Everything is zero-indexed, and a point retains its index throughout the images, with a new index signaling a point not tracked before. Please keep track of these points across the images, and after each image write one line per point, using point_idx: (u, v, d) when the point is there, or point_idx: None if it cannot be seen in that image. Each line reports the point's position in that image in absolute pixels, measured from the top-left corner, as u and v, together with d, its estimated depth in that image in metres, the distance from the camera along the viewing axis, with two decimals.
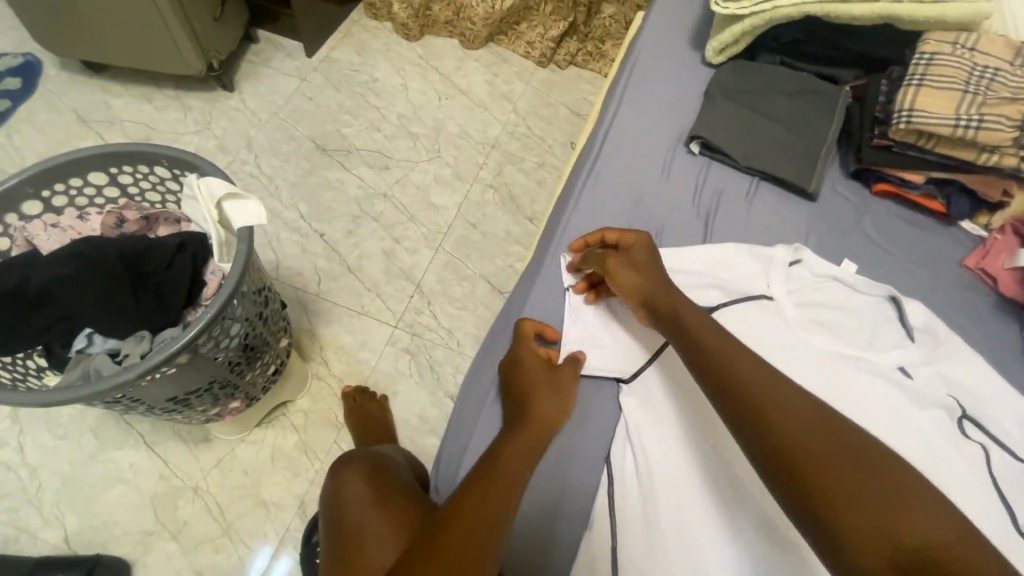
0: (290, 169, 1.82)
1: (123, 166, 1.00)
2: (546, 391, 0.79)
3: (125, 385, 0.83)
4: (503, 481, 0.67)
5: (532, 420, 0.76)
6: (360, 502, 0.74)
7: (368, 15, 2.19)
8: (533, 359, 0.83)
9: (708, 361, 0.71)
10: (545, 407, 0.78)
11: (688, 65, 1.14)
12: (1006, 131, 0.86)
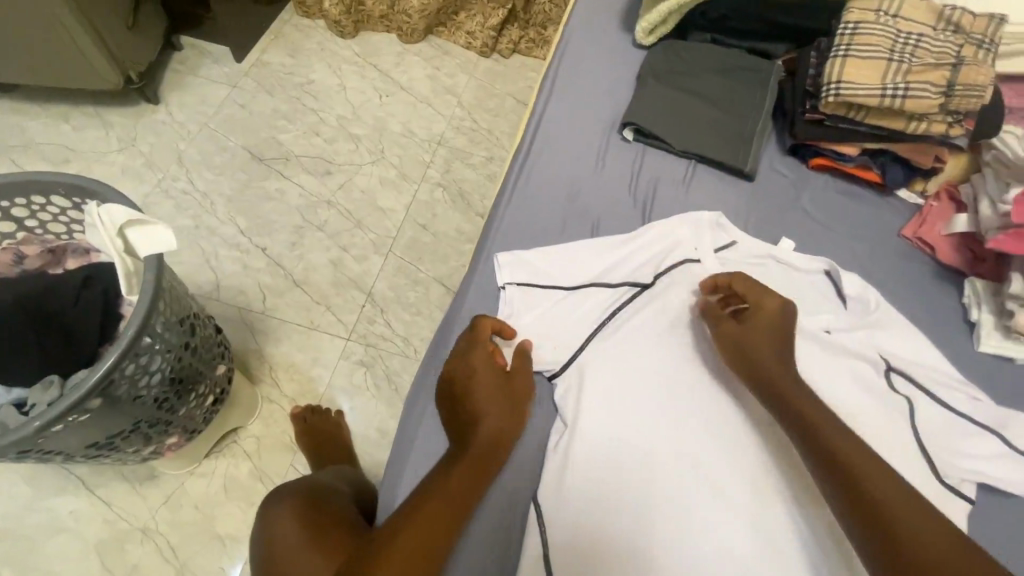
0: (225, 182, 1.73)
1: (16, 199, 0.91)
2: (497, 402, 0.72)
3: (30, 439, 0.76)
4: (446, 518, 0.63)
5: (480, 443, 0.69)
6: (294, 549, 0.65)
7: (299, 14, 2.09)
8: (481, 363, 0.74)
9: (809, 432, 0.66)
10: (492, 425, 0.71)
11: (618, 47, 1.10)
12: (933, 98, 0.84)
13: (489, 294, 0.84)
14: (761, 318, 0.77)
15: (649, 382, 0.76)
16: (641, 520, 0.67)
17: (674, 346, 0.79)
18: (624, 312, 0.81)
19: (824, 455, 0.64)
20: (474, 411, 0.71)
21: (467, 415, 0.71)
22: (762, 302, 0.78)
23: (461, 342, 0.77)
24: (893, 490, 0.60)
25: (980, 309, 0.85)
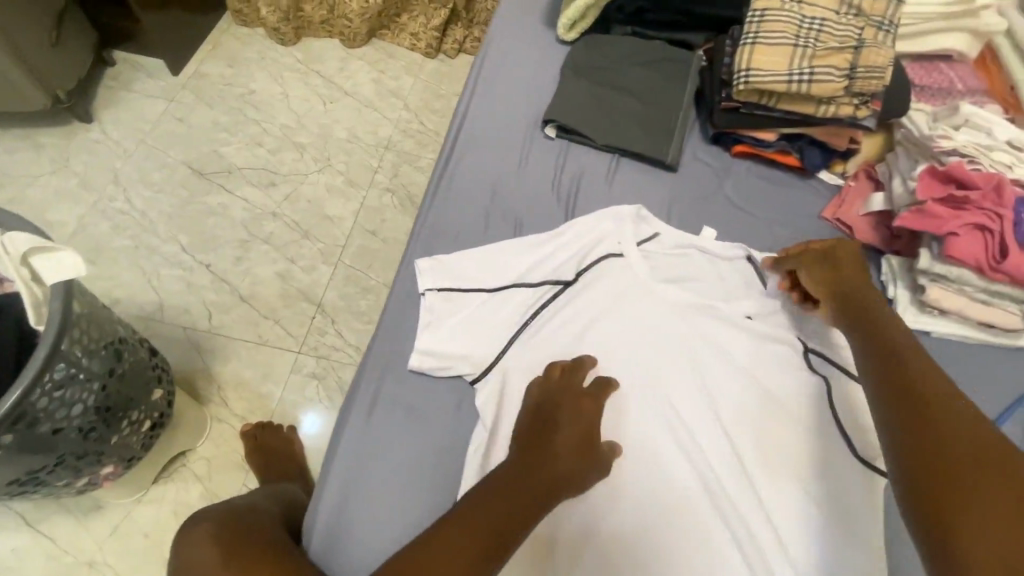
0: (165, 199, 1.69)
1: None
2: (571, 456, 0.69)
3: None
4: (494, 536, 0.61)
5: (548, 477, 0.67)
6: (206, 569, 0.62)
7: (237, 22, 2.04)
8: (569, 394, 0.72)
9: (886, 363, 0.64)
10: (561, 464, 0.68)
11: (542, 43, 1.10)
12: (837, 82, 0.85)
13: (411, 300, 0.83)
14: (851, 286, 0.75)
15: (670, 395, 0.74)
16: (628, 539, 0.67)
17: (722, 360, 0.77)
18: (546, 311, 0.81)
19: (892, 383, 0.62)
20: (548, 456, 0.68)
21: (528, 443, 0.69)
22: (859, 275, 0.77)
23: (542, 371, 0.76)
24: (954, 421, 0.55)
25: (896, 285, 0.86)
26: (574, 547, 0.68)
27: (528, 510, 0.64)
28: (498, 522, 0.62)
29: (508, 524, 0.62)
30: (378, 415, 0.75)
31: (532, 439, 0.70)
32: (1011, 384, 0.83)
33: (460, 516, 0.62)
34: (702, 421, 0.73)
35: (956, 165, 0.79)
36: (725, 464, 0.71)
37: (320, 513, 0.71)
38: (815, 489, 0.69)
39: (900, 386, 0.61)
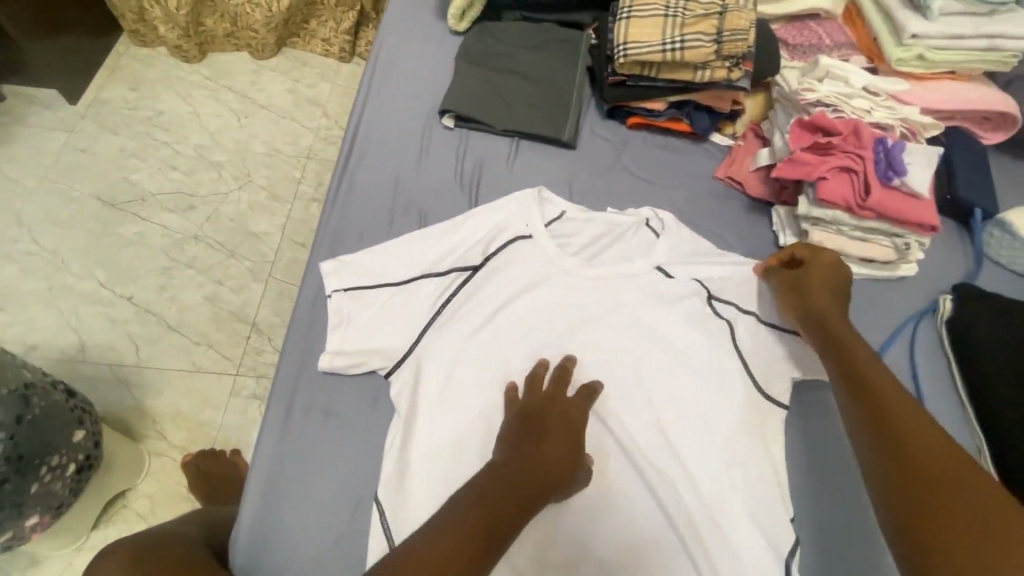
0: (75, 235, 1.61)
1: None
2: (558, 448, 0.69)
3: None
4: (488, 525, 0.60)
5: (540, 473, 0.67)
6: None
7: (135, 43, 1.94)
8: (556, 402, 0.74)
9: (858, 384, 0.69)
10: (548, 462, 0.68)
11: (434, 37, 1.10)
12: (707, 47, 0.90)
13: (321, 302, 0.84)
14: (826, 309, 0.78)
15: (603, 371, 0.79)
16: (598, 516, 0.71)
17: (633, 327, 0.82)
18: (456, 300, 0.82)
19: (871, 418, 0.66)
20: (535, 447, 0.69)
21: (521, 445, 0.69)
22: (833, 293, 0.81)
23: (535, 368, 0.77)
24: (924, 443, 0.62)
25: (785, 234, 0.92)
26: (556, 538, 0.70)
27: (518, 506, 0.63)
28: (501, 505, 0.62)
29: (501, 518, 0.61)
30: (296, 418, 0.77)
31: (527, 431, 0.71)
32: (895, 312, 0.90)
33: (465, 506, 0.61)
34: (621, 395, 0.78)
35: (819, 115, 0.86)
36: (645, 424, 0.76)
37: (245, 524, 0.71)
38: (725, 427, 0.76)
39: (877, 406, 0.67)
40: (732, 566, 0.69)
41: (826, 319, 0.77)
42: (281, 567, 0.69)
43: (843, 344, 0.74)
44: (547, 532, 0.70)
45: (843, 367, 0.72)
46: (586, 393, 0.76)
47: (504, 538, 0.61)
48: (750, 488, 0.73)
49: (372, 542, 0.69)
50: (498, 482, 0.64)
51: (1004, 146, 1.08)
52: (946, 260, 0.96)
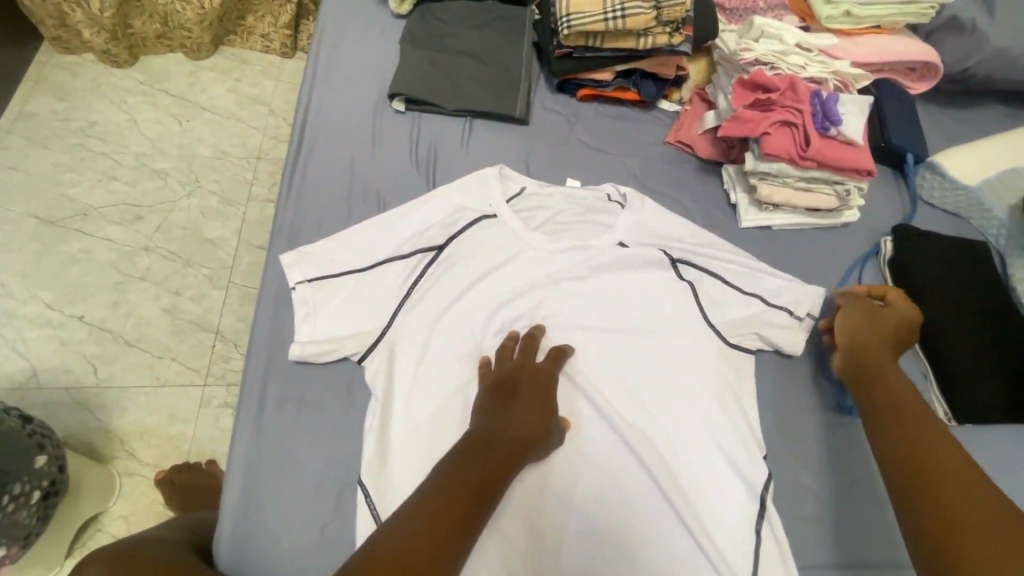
0: (13, 257, 1.52)
1: None
2: (533, 412, 0.71)
3: None
4: (473, 485, 0.62)
5: (513, 434, 0.68)
6: None
7: (58, 50, 1.83)
8: (526, 368, 0.75)
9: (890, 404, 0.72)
10: (522, 423, 0.69)
11: (377, 22, 1.09)
12: (647, 13, 0.92)
13: (285, 293, 0.82)
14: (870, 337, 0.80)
15: (574, 337, 0.82)
16: (580, 475, 0.74)
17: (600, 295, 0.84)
18: (424, 280, 0.82)
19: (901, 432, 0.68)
20: (506, 414, 0.70)
21: (493, 411, 0.70)
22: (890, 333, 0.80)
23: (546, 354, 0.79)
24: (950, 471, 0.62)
25: (736, 191, 0.96)
26: (542, 502, 0.72)
27: (497, 471, 0.64)
28: (480, 468, 0.63)
29: (485, 478, 0.63)
30: (268, 409, 0.75)
31: (498, 403, 0.71)
32: (842, 257, 0.96)
33: (445, 478, 0.62)
34: (592, 358, 0.81)
35: (758, 72, 0.89)
36: (617, 383, 0.79)
37: (227, 526, 0.69)
38: (694, 380, 0.79)
39: (899, 431, 0.68)
40: (708, 505, 0.73)
41: (869, 353, 0.78)
42: (267, 557, 0.68)
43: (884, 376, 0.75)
44: (534, 495, 0.72)
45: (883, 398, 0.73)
46: (560, 351, 0.78)
47: (487, 498, 0.62)
48: (722, 433, 0.76)
49: (359, 523, 0.69)
50: (473, 450, 0.65)
51: (929, 94, 1.15)
52: (884, 204, 1.02)
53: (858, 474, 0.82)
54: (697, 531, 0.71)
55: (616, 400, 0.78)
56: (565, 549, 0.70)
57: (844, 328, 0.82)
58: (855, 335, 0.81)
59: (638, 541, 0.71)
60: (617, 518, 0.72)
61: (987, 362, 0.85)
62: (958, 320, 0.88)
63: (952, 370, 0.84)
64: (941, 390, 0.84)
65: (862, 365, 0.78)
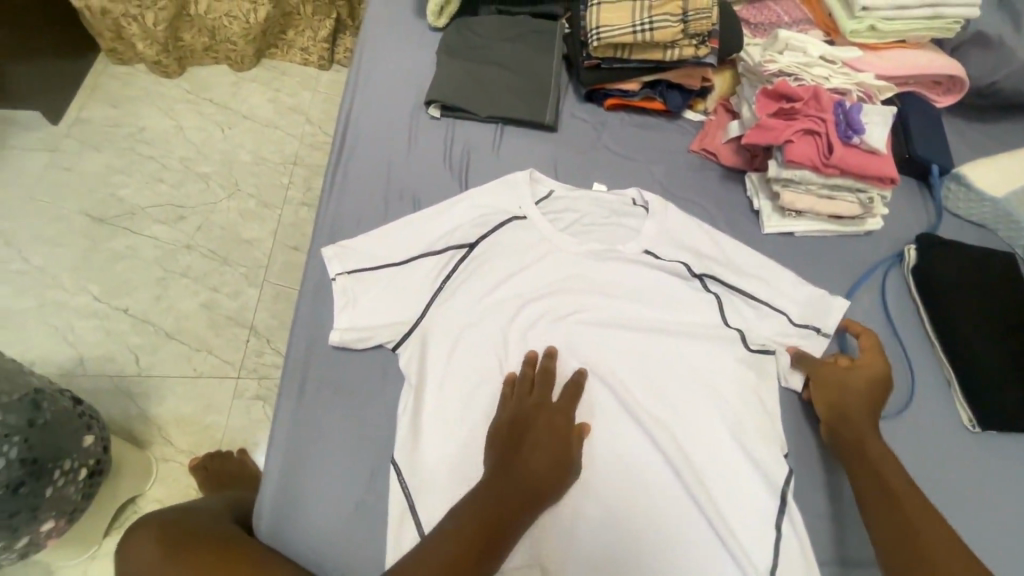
0: (65, 253, 1.61)
1: None
2: (548, 455, 0.73)
3: None
4: (488, 527, 0.67)
5: (525, 476, 0.71)
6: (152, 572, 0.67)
7: (113, 61, 1.95)
8: (544, 403, 0.77)
9: (872, 469, 0.74)
10: (539, 462, 0.72)
11: (415, 33, 1.15)
12: (674, 26, 0.96)
13: (325, 284, 0.87)
14: (851, 411, 0.79)
15: (599, 333, 0.85)
16: (604, 465, 0.76)
17: (624, 297, 0.87)
18: (458, 274, 0.86)
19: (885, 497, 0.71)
20: (521, 455, 0.73)
21: (507, 451, 0.73)
22: (868, 394, 0.80)
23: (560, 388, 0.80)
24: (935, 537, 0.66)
25: (759, 198, 0.98)
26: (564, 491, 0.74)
27: (506, 510, 0.69)
28: (493, 510, 0.68)
29: (499, 519, 0.68)
30: (308, 391, 0.79)
31: (513, 444, 0.74)
32: (865, 264, 0.97)
33: (456, 520, 0.67)
34: (616, 352, 0.83)
35: (782, 83, 0.92)
36: (640, 377, 0.81)
37: (268, 501, 0.73)
38: (715, 378, 0.81)
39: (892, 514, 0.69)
40: (731, 499, 0.74)
41: (850, 417, 0.79)
42: (305, 528, 0.72)
43: (866, 453, 0.75)
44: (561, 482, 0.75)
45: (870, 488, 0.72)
46: (577, 387, 0.79)
47: (501, 537, 0.67)
48: (744, 430, 0.78)
49: (392, 500, 0.72)
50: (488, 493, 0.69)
51: (955, 108, 1.16)
52: (908, 214, 1.03)
53: None
54: (720, 525, 0.72)
55: (639, 393, 0.80)
56: (581, 542, 0.72)
57: (824, 396, 0.81)
58: (836, 401, 0.80)
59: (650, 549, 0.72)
60: (636, 509, 0.73)
61: (1012, 372, 0.85)
62: (984, 329, 0.88)
63: (975, 378, 0.85)
64: (966, 396, 0.85)
65: (843, 432, 0.78)
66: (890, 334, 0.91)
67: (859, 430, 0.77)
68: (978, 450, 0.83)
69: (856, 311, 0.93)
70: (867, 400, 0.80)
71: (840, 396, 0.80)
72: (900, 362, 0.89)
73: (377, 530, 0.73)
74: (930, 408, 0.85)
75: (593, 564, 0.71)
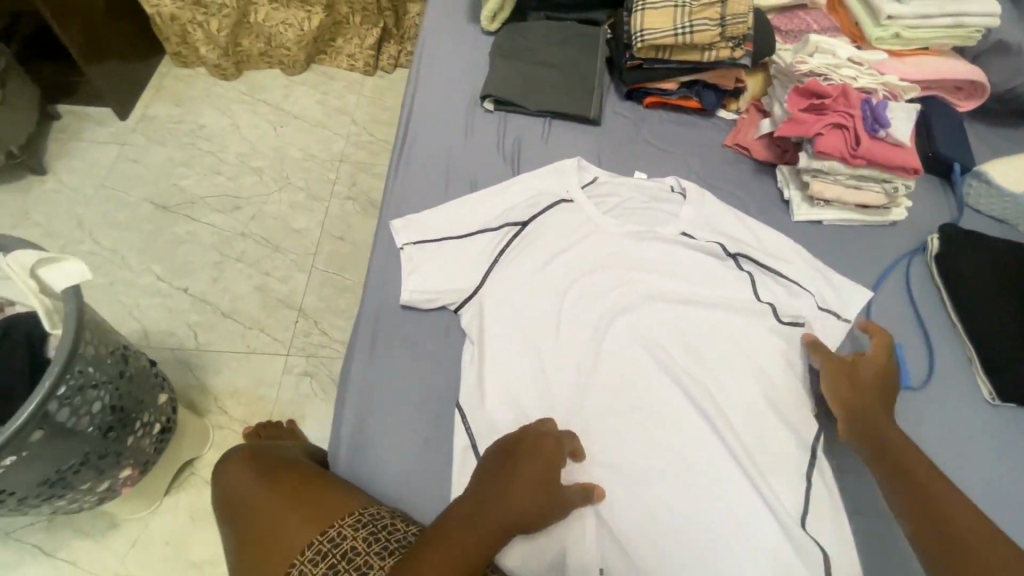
0: (132, 236, 1.74)
1: None
2: (530, 498, 0.73)
3: None
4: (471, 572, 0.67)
5: (503, 510, 0.71)
6: (246, 494, 0.79)
7: (177, 64, 2.10)
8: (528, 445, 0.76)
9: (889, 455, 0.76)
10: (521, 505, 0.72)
11: (470, 36, 1.26)
12: (712, 30, 1.04)
13: (393, 253, 0.97)
14: (868, 414, 0.80)
15: (640, 304, 0.92)
16: (648, 419, 0.83)
17: (663, 273, 0.95)
18: (516, 243, 0.95)
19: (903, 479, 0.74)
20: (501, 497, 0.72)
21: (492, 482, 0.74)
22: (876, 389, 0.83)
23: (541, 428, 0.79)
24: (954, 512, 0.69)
25: (789, 188, 1.06)
26: (607, 446, 0.82)
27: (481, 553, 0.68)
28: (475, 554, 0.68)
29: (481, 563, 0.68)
30: (381, 344, 0.90)
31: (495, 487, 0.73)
32: (890, 252, 1.03)
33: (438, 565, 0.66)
34: (657, 319, 0.91)
35: (813, 81, 1.00)
36: (678, 343, 0.89)
37: (343, 439, 0.84)
38: (748, 345, 0.89)
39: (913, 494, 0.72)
40: (763, 452, 0.81)
41: (865, 413, 0.80)
42: (380, 463, 0.82)
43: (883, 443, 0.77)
44: (606, 434, 0.83)
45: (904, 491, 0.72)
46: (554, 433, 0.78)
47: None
48: (775, 392, 0.85)
49: (456, 440, 0.82)
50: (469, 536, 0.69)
51: (976, 113, 1.23)
52: (932, 207, 1.10)
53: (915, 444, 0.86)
54: (755, 476, 0.78)
55: (678, 356, 0.88)
56: (620, 497, 0.78)
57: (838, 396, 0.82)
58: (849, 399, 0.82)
59: (666, 535, 0.76)
60: (675, 456, 0.80)
61: None
62: (1006, 312, 0.93)
63: (997, 357, 0.90)
64: (987, 372, 0.91)
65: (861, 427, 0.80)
66: (914, 316, 0.97)
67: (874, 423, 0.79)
68: (998, 423, 0.88)
69: (881, 294, 0.99)
70: (878, 396, 0.83)
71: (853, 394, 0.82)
72: (923, 341, 0.95)
73: (443, 465, 0.83)
74: (952, 383, 0.91)
75: (637, 507, 0.78)
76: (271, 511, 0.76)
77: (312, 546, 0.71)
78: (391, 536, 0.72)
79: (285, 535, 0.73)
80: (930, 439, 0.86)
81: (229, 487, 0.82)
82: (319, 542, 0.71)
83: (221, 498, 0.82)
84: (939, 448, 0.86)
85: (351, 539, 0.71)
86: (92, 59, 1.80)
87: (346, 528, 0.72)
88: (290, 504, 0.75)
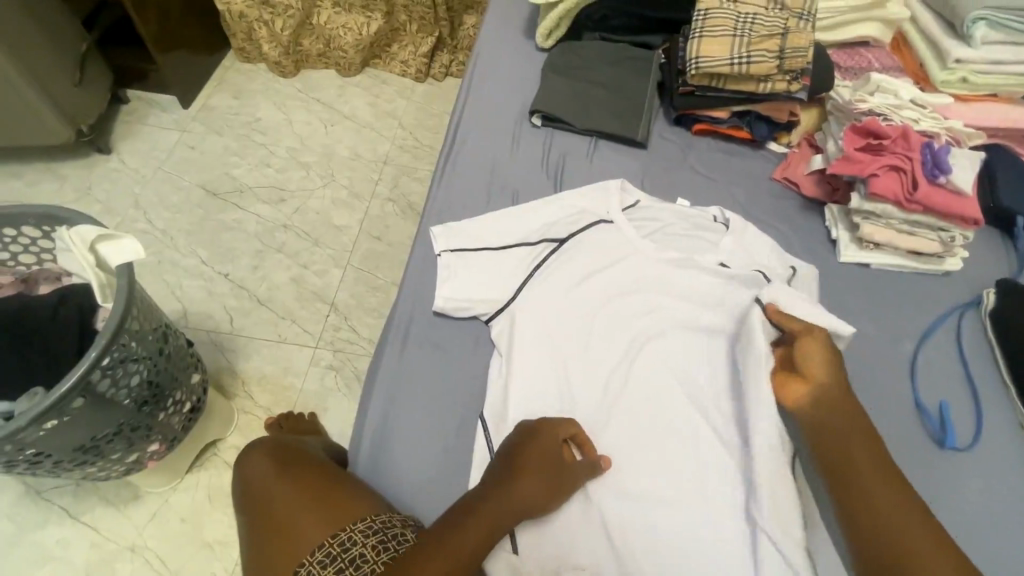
0: (183, 218, 1.81)
1: (21, 228, 1.01)
2: (536, 479, 0.75)
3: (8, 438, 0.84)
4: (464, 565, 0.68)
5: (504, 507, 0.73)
6: (267, 487, 0.80)
7: (240, 59, 2.19)
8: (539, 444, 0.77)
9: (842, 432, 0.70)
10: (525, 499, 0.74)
11: (524, 51, 1.28)
12: (770, 62, 1.03)
13: (430, 260, 0.98)
14: (827, 386, 0.73)
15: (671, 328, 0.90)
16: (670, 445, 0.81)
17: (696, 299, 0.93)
18: (550, 259, 0.95)
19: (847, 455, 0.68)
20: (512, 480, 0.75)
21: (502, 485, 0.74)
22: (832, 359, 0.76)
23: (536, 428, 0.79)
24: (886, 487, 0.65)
25: (838, 228, 1.03)
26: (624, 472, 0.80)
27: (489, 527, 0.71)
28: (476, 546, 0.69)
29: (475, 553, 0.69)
30: (411, 347, 0.92)
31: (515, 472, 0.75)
32: (941, 302, 0.99)
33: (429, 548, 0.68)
34: (688, 345, 0.88)
35: (872, 121, 0.97)
36: (708, 372, 0.86)
37: (365, 441, 0.85)
38: None
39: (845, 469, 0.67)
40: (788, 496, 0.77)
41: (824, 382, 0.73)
42: (399, 465, 0.83)
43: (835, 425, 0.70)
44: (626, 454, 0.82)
45: (845, 475, 0.67)
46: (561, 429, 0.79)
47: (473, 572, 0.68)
48: None
49: (476, 452, 0.83)
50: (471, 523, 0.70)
51: None
52: (989, 260, 1.05)
53: (953, 505, 0.81)
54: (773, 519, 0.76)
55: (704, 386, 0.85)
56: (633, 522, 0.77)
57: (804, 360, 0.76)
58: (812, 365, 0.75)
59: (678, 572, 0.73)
60: (696, 488, 0.78)
61: None
62: None
63: None
64: None
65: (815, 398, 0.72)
66: (964, 372, 0.93)
67: (835, 396, 0.72)
68: None
69: (929, 347, 0.95)
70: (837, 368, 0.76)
71: (819, 363, 0.75)
72: (972, 399, 0.90)
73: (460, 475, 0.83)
74: (1000, 448, 0.86)
75: (654, 543, 0.75)
76: (288, 509, 0.77)
77: (321, 548, 0.71)
78: (399, 547, 0.71)
79: (301, 534, 0.74)
80: (970, 503, 0.82)
81: (251, 478, 0.83)
82: (329, 545, 0.71)
83: (240, 488, 0.83)
84: (981, 514, 0.81)
85: (361, 545, 0.71)
86: (164, 48, 1.90)
87: (356, 534, 0.72)
88: (308, 504, 0.76)
